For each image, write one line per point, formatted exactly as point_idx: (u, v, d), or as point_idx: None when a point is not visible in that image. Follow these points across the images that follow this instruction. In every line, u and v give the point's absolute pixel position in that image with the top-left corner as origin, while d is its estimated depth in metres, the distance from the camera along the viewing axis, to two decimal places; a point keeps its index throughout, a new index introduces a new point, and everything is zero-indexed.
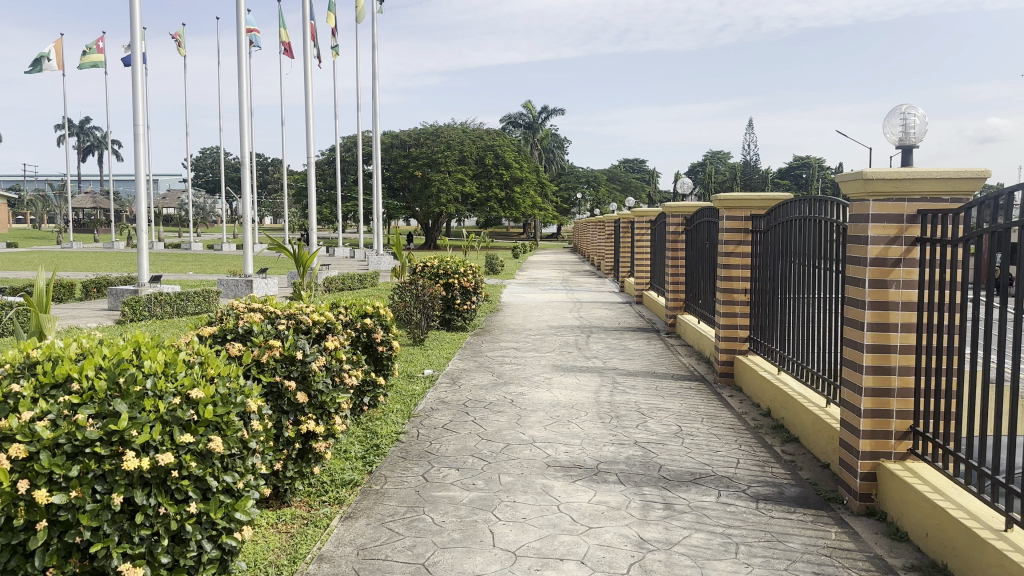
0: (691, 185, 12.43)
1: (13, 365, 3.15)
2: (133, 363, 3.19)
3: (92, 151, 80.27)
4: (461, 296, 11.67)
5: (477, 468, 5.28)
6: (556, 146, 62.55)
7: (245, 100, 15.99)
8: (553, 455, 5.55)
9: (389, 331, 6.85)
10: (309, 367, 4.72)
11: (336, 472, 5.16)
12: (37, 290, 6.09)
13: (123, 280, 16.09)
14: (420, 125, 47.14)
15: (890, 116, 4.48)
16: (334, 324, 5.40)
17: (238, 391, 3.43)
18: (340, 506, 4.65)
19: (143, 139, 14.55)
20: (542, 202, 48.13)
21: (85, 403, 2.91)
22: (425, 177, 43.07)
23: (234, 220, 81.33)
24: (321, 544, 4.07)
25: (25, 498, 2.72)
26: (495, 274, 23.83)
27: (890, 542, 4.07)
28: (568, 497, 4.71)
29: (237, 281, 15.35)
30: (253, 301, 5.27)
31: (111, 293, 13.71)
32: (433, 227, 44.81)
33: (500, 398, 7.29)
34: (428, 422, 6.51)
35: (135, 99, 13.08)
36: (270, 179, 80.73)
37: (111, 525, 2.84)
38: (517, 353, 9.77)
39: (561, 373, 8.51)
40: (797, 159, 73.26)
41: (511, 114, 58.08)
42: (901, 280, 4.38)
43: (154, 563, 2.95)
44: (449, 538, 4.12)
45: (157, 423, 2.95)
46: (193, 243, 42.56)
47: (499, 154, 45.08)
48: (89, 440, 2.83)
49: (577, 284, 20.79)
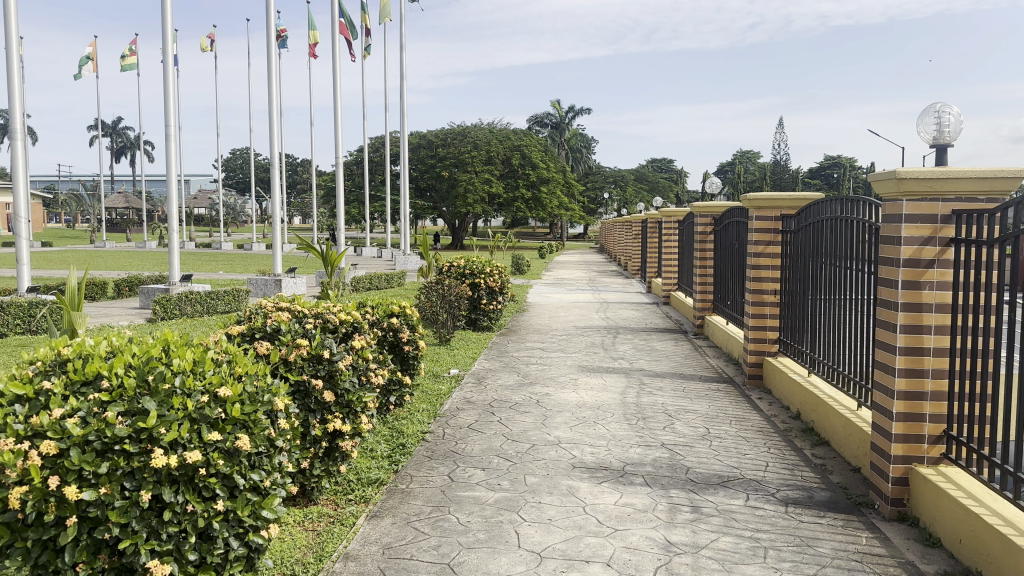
0: (719, 185, 12.30)
1: (44, 363, 3.20)
2: (162, 360, 3.22)
3: (126, 152, 81.75)
4: (487, 296, 11.68)
5: (503, 468, 5.27)
6: (583, 146, 62.41)
7: (275, 101, 16.16)
8: (579, 456, 5.52)
9: (416, 330, 6.86)
10: (336, 366, 4.74)
11: (363, 471, 5.18)
12: (71, 288, 6.20)
13: (155, 278, 16.35)
14: (447, 126, 47.30)
15: (923, 115, 4.39)
16: (360, 324, 5.41)
17: (265, 389, 3.45)
18: (365, 505, 4.67)
19: (175, 140, 14.76)
20: (569, 202, 48.06)
21: (115, 401, 2.94)
22: (452, 177, 43.15)
23: (263, 220, 82.29)
24: (347, 543, 4.09)
25: (56, 494, 2.76)
26: (521, 275, 23.82)
27: (923, 548, 3.99)
28: (594, 499, 4.68)
29: (266, 280, 15.52)
30: (281, 300, 5.31)
31: (144, 292, 13.94)
32: (459, 227, 44.93)
33: (526, 399, 7.27)
34: (453, 421, 6.51)
35: (167, 100, 13.27)
36: (299, 179, 81.60)
37: (139, 522, 2.88)
38: (543, 354, 9.74)
39: (587, 374, 8.46)
40: (827, 158, 72.32)
41: (538, 114, 58.08)
42: (935, 281, 4.28)
43: (181, 560, 2.98)
44: (475, 538, 4.11)
45: (185, 421, 2.98)
46: (224, 243, 43.14)
47: (526, 154, 45.07)
48: (119, 438, 2.86)
49: (604, 284, 20.72)
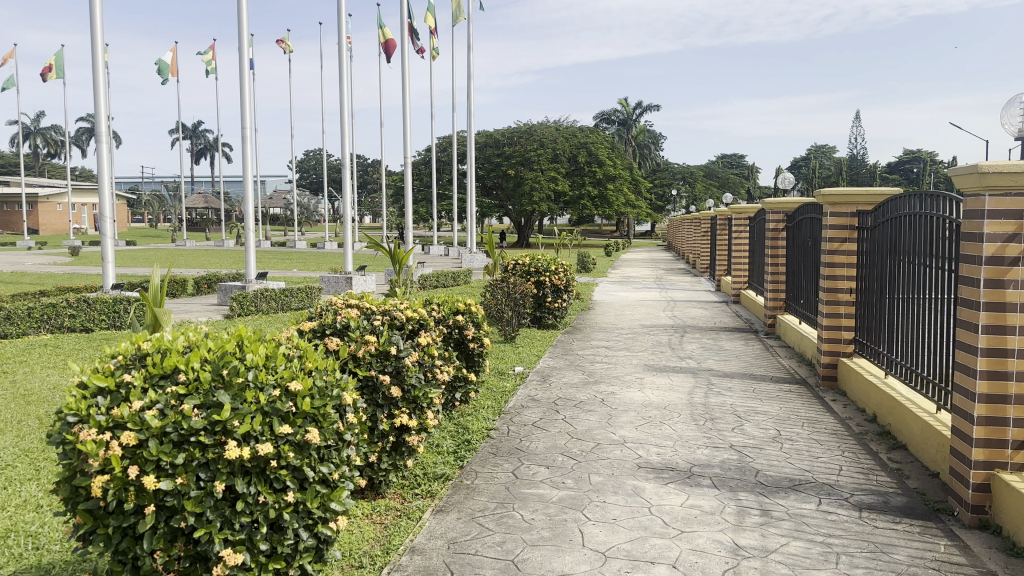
0: (792, 181, 11.96)
1: (126, 357, 3.35)
2: (236, 355, 3.34)
3: (206, 155, 84.94)
4: (552, 294, 11.66)
5: (567, 467, 5.26)
6: (651, 143, 61.66)
7: (346, 102, 16.50)
8: (645, 456, 5.46)
9: (480, 327, 6.91)
10: (402, 362, 4.82)
11: (429, 466, 5.26)
12: (153, 285, 6.48)
13: (232, 276, 16.95)
14: (514, 124, 47.43)
15: (1009, 106, 4.18)
16: (427, 321, 5.49)
17: (334, 384, 3.54)
18: (431, 499, 4.73)
19: (250, 142, 15.21)
20: (636, 200, 47.55)
21: (191, 394, 3.06)
22: (518, 175, 43.24)
23: (335, 219, 84.23)
24: (413, 537, 4.15)
25: (135, 483, 2.89)
26: (587, 273, 23.71)
27: (1007, 558, 3.79)
28: (659, 499, 4.62)
29: (337, 278, 15.88)
30: (350, 298, 5.43)
31: (221, 289, 14.44)
32: (525, 225, 45.01)
33: (591, 397, 7.24)
34: (518, 419, 6.53)
35: (242, 103, 13.70)
36: (369, 179, 83.21)
37: (213, 511, 2.98)
38: (608, 352, 9.67)
39: (653, 373, 8.36)
40: (907, 153, 69.50)
41: (605, 112, 57.68)
42: (1020, 279, 4.07)
43: (253, 549, 3.07)
44: (539, 535, 4.12)
45: (257, 414, 3.08)
46: (297, 241, 44.35)
47: (593, 151, 44.81)
48: (195, 430, 2.98)
49: (671, 283, 20.43)
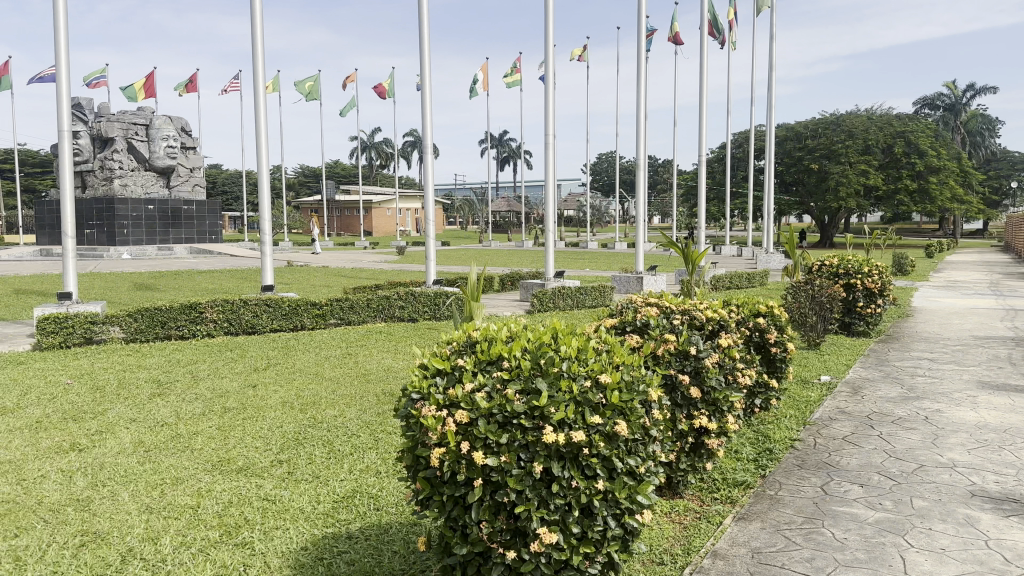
0: None
1: (458, 343, 3.68)
2: (552, 347, 3.52)
3: (509, 162, 91.27)
4: (863, 298, 10.66)
5: (884, 487, 4.77)
6: (986, 128, 53.53)
7: (642, 105, 16.65)
8: (981, 484, 4.76)
9: (783, 332, 6.54)
10: (702, 363, 4.73)
11: (728, 472, 5.12)
12: (471, 282, 7.13)
13: (532, 274, 18.02)
14: (818, 116, 44.19)
15: None
16: (727, 322, 5.33)
17: (641, 380, 3.58)
18: (732, 505, 4.59)
19: (552, 148, 16.03)
20: (966, 194, 41.60)
21: (513, 379, 3.29)
22: (822, 170, 40.17)
23: (625, 220, 85.45)
24: (714, 541, 4.06)
25: (466, 457, 3.18)
26: (904, 276, 21.28)
27: None
28: (1000, 534, 4.00)
29: (630, 277, 16.09)
30: (650, 297, 5.46)
31: (523, 287, 15.41)
32: (829, 224, 41.70)
33: (912, 414, 6.48)
34: (825, 431, 6.08)
35: (545, 112, 14.49)
36: (660, 179, 83.08)
37: (532, 491, 3.18)
38: (933, 365, 8.59)
39: (991, 391, 7.25)
40: None
41: (928, 96, 51.30)
42: None
43: (566, 531, 3.23)
44: (853, 556, 3.79)
45: (571, 402, 3.22)
46: (590, 242, 45.83)
47: (913, 141, 40.09)
48: (516, 413, 3.20)
49: (1014, 289, 17.52)
